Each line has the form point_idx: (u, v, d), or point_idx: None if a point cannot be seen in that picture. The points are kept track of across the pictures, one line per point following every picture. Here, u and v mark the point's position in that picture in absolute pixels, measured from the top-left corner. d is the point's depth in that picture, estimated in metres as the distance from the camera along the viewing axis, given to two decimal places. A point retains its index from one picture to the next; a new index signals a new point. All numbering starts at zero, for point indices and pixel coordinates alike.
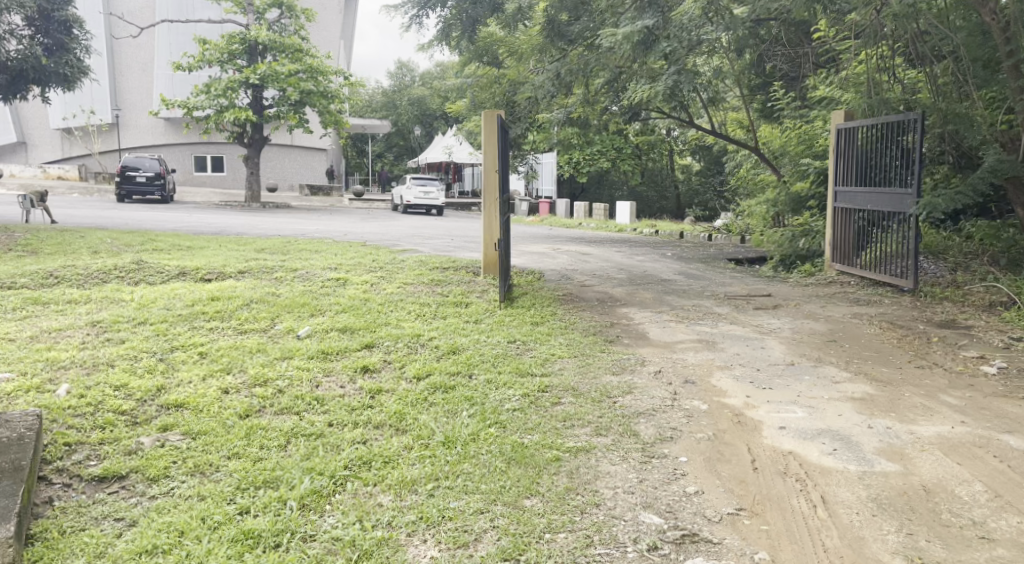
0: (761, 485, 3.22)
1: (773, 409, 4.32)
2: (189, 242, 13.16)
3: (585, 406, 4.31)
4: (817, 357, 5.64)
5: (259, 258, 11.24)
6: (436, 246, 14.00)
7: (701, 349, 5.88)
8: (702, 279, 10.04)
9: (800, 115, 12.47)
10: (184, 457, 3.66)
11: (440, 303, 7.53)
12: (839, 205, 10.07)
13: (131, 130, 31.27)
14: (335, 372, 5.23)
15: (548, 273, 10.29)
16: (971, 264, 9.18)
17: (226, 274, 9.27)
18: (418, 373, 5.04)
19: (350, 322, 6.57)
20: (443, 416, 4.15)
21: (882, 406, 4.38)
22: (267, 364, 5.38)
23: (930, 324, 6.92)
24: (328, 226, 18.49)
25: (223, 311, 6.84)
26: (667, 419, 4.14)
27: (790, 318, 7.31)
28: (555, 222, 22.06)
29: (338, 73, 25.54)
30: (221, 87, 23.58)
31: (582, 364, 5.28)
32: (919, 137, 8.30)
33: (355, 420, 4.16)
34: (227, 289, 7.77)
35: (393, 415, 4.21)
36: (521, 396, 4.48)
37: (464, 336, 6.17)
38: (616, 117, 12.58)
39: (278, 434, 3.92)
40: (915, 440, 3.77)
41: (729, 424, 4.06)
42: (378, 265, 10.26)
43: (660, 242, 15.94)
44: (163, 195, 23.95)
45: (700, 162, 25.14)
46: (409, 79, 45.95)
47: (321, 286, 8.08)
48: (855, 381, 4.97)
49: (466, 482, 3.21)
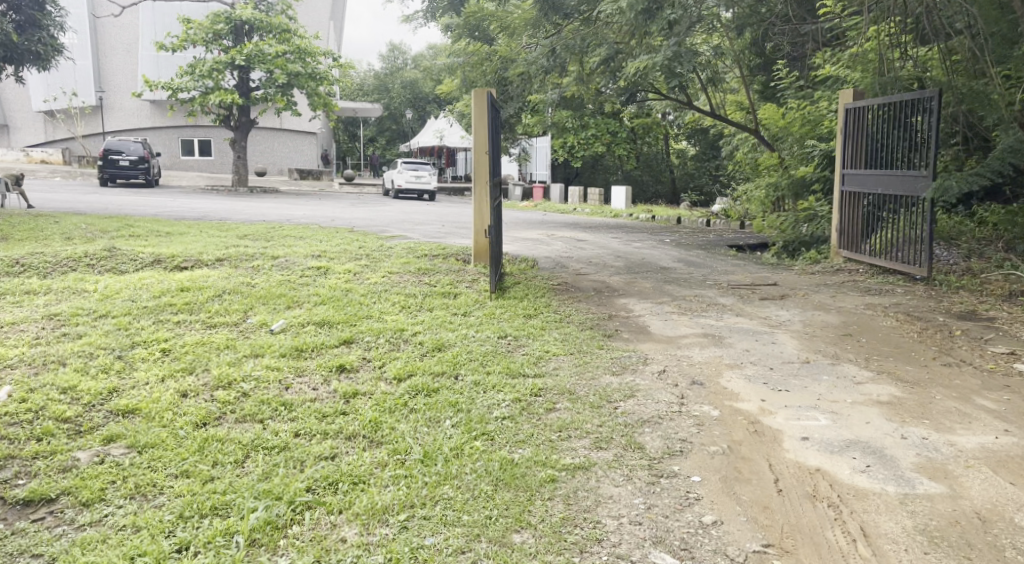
0: (789, 515, 2.78)
1: (792, 416, 3.87)
2: (168, 227, 12.64)
3: (582, 414, 3.85)
4: (833, 354, 5.19)
5: (240, 245, 10.73)
6: (425, 233, 13.51)
7: (707, 345, 5.42)
8: (703, 266, 9.59)
9: (803, 96, 11.97)
10: (124, 476, 3.18)
11: (426, 294, 7.06)
12: (846, 189, 9.59)
13: (115, 113, 30.62)
14: (308, 372, 4.76)
15: (542, 261, 9.82)
16: (985, 251, 8.75)
17: (202, 262, 8.77)
18: (398, 374, 4.58)
19: (328, 315, 6.10)
20: (424, 425, 3.69)
21: (913, 412, 3.93)
22: (234, 363, 4.90)
23: (950, 315, 6.49)
24: (316, 211, 17.96)
25: (192, 303, 6.35)
26: (675, 428, 3.68)
27: (800, 310, 6.85)
28: (549, 208, 21.55)
29: (326, 55, 24.87)
30: (206, 68, 22.97)
31: (579, 363, 4.82)
32: (934, 116, 7.84)
33: (325, 430, 3.70)
34: (200, 278, 7.28)
35: (369, 424, 3.74)
36: (512, 401, 4.02)
37: (450, 330, 5.71)
38: (613, 99, 12.07)
39: (236, 448, 3.45)
40: (957, 454, 3.34)
41: (745, 434, 3.61)
42: (364, 253, 9.77)
43: (657, 228, 15.45)
44: (147, 178, 23.28)
45: (697, 146, 24.63)
46: (401, 61, 45.51)
47: (301, 276, 7.59)
48: (879, 382, 4.52)
49: (446, 512, 2.76)
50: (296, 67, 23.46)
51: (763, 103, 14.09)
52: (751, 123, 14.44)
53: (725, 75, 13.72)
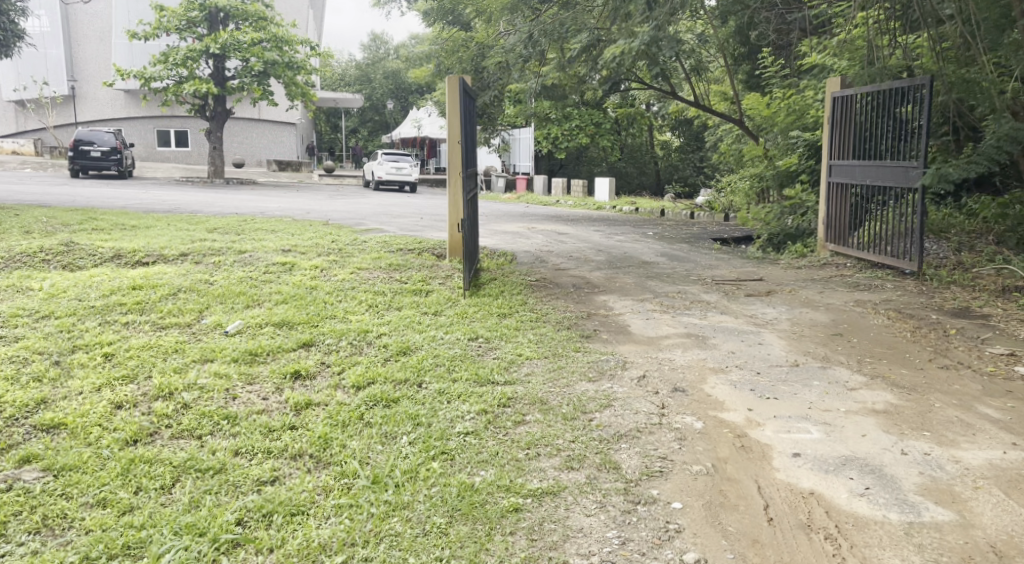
0: (780, 551, 2.49)
1: (782, 428, 3.56)
2: (133, 220, 12.18)
3: (553, 427, 3.51)
4: (824, 356, 4.88)
5: (206, 238, 10.31)
6: (403, 226, 13.12)
7: (690, 347, 5.09)
8: (687, 261, 9.28)
9: (789, 85, 11.66)
10: (31, 505, 2.82)
11: (396, 291, 6.69)
12: (833, 180, 9.29)
13: (88, 103, 29.92)
14: (259, 380, 4.38)
15: (521, 256, 9.46)
16: (976, 245, 8.50)
17: (163, 257, 8.34)
18: (357, 382, 4.21)
19: (289, 316, 5.72)
20: (378, 442, 3.34)
21: (913, 423, 3.63)
22: (180, 370, 4.51)
23: (943, 312, 6.21)
24: (292, 204, 17.50)
25: (143, 302, 5.95)
26: (654, 444, 3.35)
27: (787, 307, 6.55)
28: (532, 200, 21.13)
29: (303, 43, 24.27)
30: (180, 57, 22.37)
31: (553, 368, 4.48)
32: (926, 104, 7.52)
33: (268, 448, 3.34)
34: (156, 275, 6.86)
35: (318, 440, 3.39)
36: (477, 413, 3.67)
37: (417, 332, 5.35)
38: (594, 89, 11.69)
39: (164, 471, 3.09)
40: (963, 472, 3.04)
41: (731, 450, 3.29)
42: (335, 247, 9.37)
43: (640, 220, 15.11)
44: (120, 169, 22.66)
45: (681, 137, 24.72)
46: (383, 51, 44.97)
47: (264, 272, 7.21)
48: (874, 388, 4.21)
49: (391, 552, 2.46)
50: (273, 55, 22.85)
51: (748, 92, 13.79)
52: (736, 114, 14.13)
53: (709, 64, 13.38)
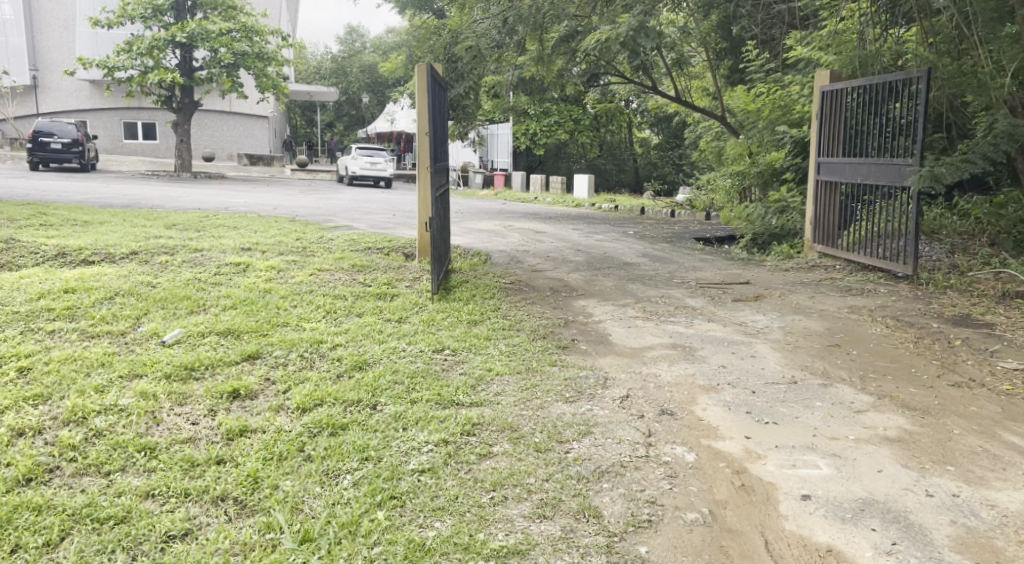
0: None
1: (785, 462, 3.10)
2: (87, 216, 11.49)
3: (525, 462, 3.03)
4: (823, 371, 4.44)
5: (160, 236, 9.68)
6: (373, 223, 12.54)
7: (677, 360, 4.63)
8: (669, 262, 8.84)
9: (774, 80, 11.18)
10: None
11: (358, 296, 6.16)
12: (822, 178, 8.87)
13: (51, 93, 28.94)
14: (191, 401, 3.84)
15: (496, 255, 8.98)
16: (970, 246, 8.15)
17: (108, 256, 7.75)
18: (302, 404, 3.69)
19: (235, 323, 5.18)
20: (315, 482, 2.83)
21: (933, 455, 3.20)
22: (101, 389, 3.96)
23: (944, 320, 5.81)
24: (259, 199, 16.84)
25: (75, 307, 5.38)
26: (641, 482, 2.88)
27: (777, 314, 6.12)
28: (509, 198, 20.40)
29: (275, 34, 23.49)
30: (145, 46, 21.54)
31: (525, 387, 3.99)
32: (919, 100, 7.15)
33: (185, 490, 2.82)
34: (93, 276, 6.28)
35: (246, 479, 2.88)
36: (436, 444, 3.17)
37: (376, 343, 4.82)
38: (575, 83, 11.36)
39: (53, 523, 2.57)
40: (1001, 520, 2.62)
41: (731, 489, 2.85)
42: (299, 246, 8.82)
43: (620, 219, 14.62)
44: (82, 162, 21.79)
45: (661, 135, 24.51)
46: (359, 44, 44.32)
47: (215, 274, 6.65)
48: (883, 410, 3.77)
49: None
50: (243, 46, 22.09)
51: (730, 88, 13.37)
52: (718, 110, 13.74)
53: (691, 59, 12.95)
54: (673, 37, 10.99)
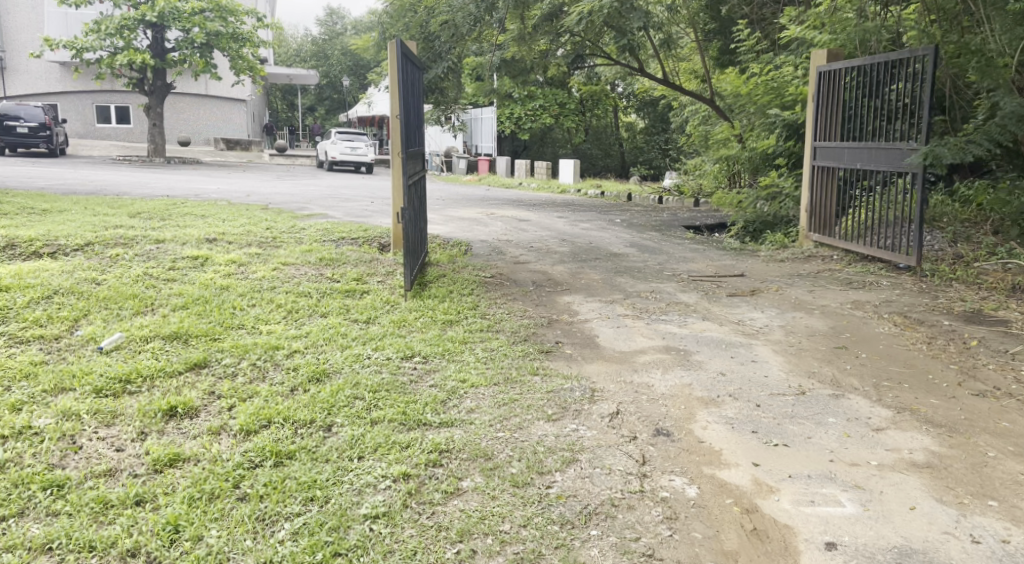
0: None
1: (802, 497, 2.66)
2: (46, 204, 10.88)
3: (498, 501, 2.59)
4: (833, 380, 4.01)
5: (120, 226, 9.12)
6: (348, 211, 12.02)
7: (672, 367, 4.19)
8: (659, 252, 8.39)
9: (766, 61, 10.71)
10: None
11: (324, 293, 5.68)
12: (818, 162, 8.40)
13: (19, 76, 27.99)
14: (120, 421, 3.34)
15: (476, 246, 8.49)
16: (972, 235, 7.75)
17: (57, 249, 7.19)
18: (245, 426, 3.20)
19: (184, 326, 4.67)
20: (247, 533, 2.40)
21: (969, 484, 2.79)
22: (18, 407, 3.46)
23: (956, 317, 5.40)
24: (232, 185, 16.22)
25: (6, 308, 4.85)
26: (636, 528, 2.46)
27: (777, 311, 5.68)
28: (493, 184, 19.94)
29: (250, 14, 22.67)
30: (113, 25, 20.70)
31: (503, 403, 3.53)
32: (924, 80, 6.67)
33: (89, 542, 2.36)
34: (32, 273, 5.72)
35: (164, 528, 2.41)
36: (395, 479, 2.71)
37: (339, 349, 4.34)
38: (559, 64, 10.72)
39: None
40: None
41: (741, 537, 2.43)
42: (268, 236, 8.31)
43: (607, 206, 14.14)
44: (49, 147, 20.98)
45: (646, 118, 24.07)
46: (339, 25, 43.54)
47: (169, 269, 6.14)
48: (905, 428, 3.34)
49: None
50: (216, 26, 21.33)
51: (720, 69, 12.89)
52: (706, 93, 13.28)
53: (680, 39, 12.44)
54: (660, 16, 10.50)
